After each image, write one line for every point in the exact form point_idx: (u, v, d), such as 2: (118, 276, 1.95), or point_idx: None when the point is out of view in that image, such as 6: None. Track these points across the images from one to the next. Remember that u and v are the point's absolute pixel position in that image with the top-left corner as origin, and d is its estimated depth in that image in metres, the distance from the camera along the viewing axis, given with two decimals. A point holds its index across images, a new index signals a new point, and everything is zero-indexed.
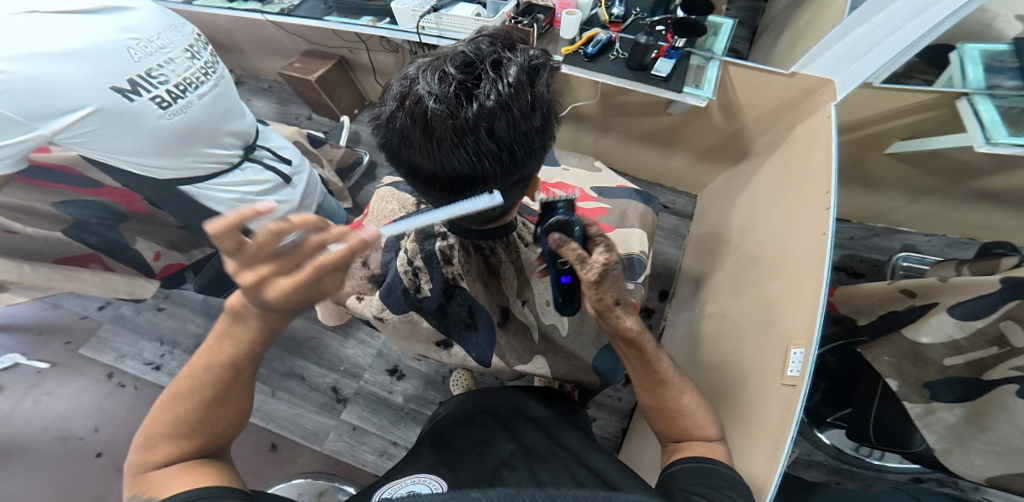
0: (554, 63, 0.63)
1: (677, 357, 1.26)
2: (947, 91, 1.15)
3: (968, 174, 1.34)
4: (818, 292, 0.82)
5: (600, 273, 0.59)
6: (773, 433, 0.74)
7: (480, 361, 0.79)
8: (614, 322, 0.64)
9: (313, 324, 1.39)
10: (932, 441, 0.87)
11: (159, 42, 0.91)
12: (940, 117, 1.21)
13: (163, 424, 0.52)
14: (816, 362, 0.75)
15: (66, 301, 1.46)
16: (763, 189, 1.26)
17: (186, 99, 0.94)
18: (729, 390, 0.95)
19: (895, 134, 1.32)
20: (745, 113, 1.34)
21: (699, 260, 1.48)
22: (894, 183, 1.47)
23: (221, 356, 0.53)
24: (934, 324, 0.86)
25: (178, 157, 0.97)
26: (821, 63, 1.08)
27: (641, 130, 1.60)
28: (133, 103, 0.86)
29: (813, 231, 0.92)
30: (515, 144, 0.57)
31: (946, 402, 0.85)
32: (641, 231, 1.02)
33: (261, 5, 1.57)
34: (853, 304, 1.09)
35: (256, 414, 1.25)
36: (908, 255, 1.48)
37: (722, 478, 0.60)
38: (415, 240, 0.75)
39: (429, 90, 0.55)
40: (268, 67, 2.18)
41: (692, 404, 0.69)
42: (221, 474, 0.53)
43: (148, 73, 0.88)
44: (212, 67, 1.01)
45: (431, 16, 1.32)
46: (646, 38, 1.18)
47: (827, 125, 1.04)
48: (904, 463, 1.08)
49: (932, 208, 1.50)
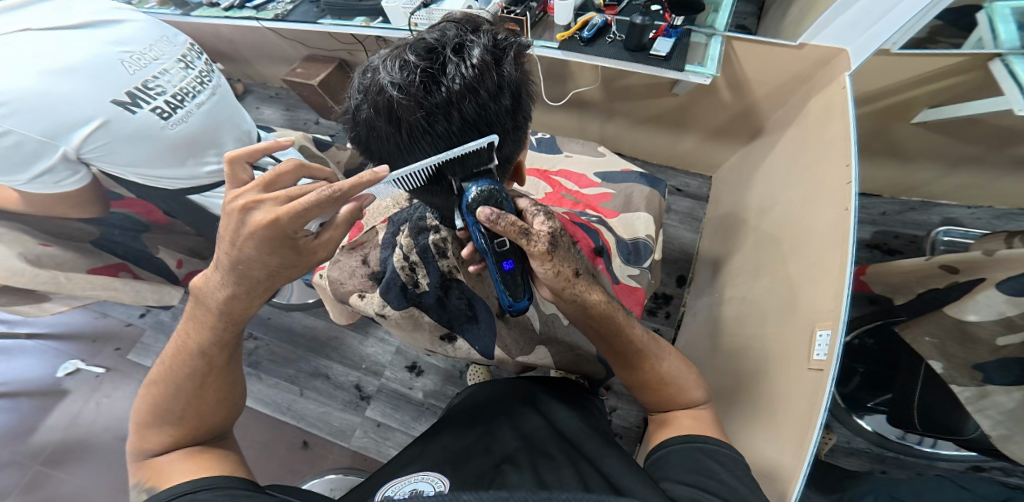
0: (524, 41, 0.61)
1: (698, 344, 1.22)
2: (982, 52, 1.07)
3: (1010, 139, 1.24)
4: (842, 271, 0.77)
5: (548, 242, 0.58)
6: (799, 421, 0.71)
7: (485, 354, 0.78)
8: (591, 301, 0.62)
9: (334, 324, 1.41)
10: (988, 427, 0.80)
11: (152, 54, 0.94)
12: (971, 80, 1.13)
13: (150, 410, 0.60)
14: (843, 344, 0.71)
15: (111, 309, 1.51)
16: (779, 166, 1.21)
17: (185, 109, 0.96)
18: (752, 376, 0.91)
19: (924, 102, 1.23)
20: (755, 89, 1.29)
21: (717, 243, 1.43)
22: (927, 153, 1.38)
23: (190, 344, 0.61)
24: (981, 301, 0.79)
25: (185, 165, 1.00)
26: (832, 31, 1.03)
27: (647, 113, 1.56)
28: (135, 114, 0.89)
29: (835, 207, 0.87)
30: (484, 125, 0.57)
31: (1002, 385, 0.78)
32: (648, 215, 0.98)
33: (256, 12, 1.60)
34: (886, 282, 1.02)
35: (287, 414, 1.29)
36: (949, 229, 1.39)
37: (714, 460, 0.60)
38: (409, 234, 0.74)
39: (391, 79, 0.54)
40: (272, 75, 2.23)
41: (672, 369, 0.69)
42: (205, 457, 0.58)
43: (145, 85, 0.91)
44: (207, 76, 1.04)
45: (422, 12, 1.31)
46: (641, 17, 1.15)
47: (844, 97, 0.99)
48: (959, 451, 1.01)
49: (972, 178, 1.40)
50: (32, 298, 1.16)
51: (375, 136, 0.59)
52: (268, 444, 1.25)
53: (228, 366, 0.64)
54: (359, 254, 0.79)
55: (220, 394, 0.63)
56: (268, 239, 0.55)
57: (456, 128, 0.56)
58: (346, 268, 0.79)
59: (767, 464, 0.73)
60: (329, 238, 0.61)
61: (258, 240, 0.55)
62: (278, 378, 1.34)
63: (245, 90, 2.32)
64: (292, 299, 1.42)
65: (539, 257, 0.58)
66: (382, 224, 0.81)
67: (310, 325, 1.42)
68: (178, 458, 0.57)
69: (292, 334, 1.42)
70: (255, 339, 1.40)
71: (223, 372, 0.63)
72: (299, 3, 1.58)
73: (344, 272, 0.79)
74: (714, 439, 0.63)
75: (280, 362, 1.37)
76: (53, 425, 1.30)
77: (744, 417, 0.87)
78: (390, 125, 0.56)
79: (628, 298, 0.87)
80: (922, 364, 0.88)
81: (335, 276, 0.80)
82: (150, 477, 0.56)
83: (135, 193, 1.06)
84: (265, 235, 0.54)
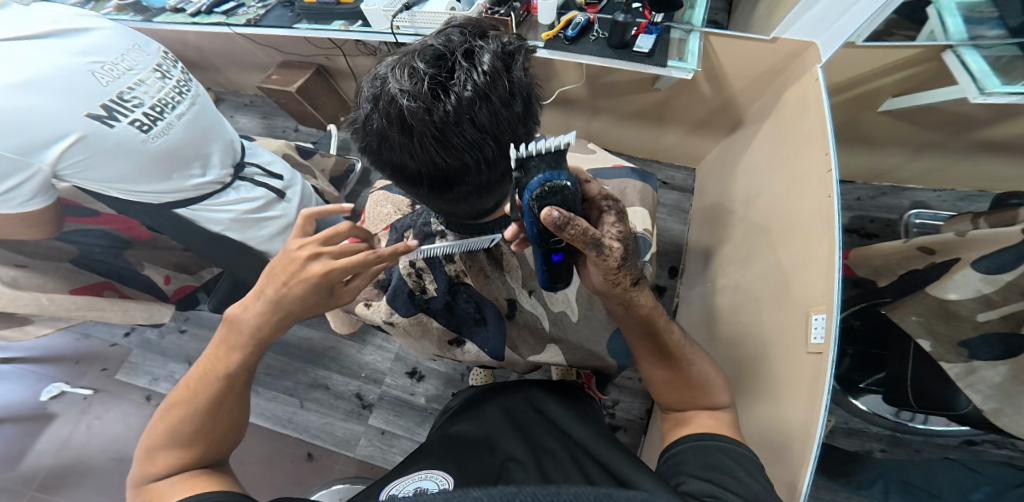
0: (529, 45, 0.61)
1: (696, 334, 1.25)
2: (935, 44, 1.12)
3: (968, 126, 1.30)
4: (832, 256, 0.80)
5: (621, 254, 0.59)
6: (806, 390, 0.73)
7: (494, 355, 0.78)
8: (640, 304, 0.66)
9: (329, 334, 1.37)
10: (980, 401, 0.83)
11: (125, 64, 0.90)
12: (928, 70, 1.19)
13: (160, 434, 0.57)
14: (839, 326, 0.73)
15: (94, 330, 1.46)
16: (761, 157, 1.23)
17: (165, 121, 0.93)
18: (752, 363, 0.93)
19: (887, 92, 1.28)
20: (732, 83, 1.32)
21: (705, 234, 1.46)
22: (893, 140, 1.43)
23: (216, 366, 0.59)
24: (959, 280, 0.83)
25: (171, 179, 0.97)
26: (801, 26, 1.07)
27: (631, 109, 1.57)
28: (113, 128, 0.86)
29: (818, 195, 0.89)
30: (498, 132, 0.56)
31: (987, 360, 0.81)
32: (643, 209, 1.00)
33: (226, 17, 1.54)
34: (869, 266, 1.05)
35: (289, 426, 1.26)
36: (920, 211, 1.45)
37: (729, 456, 0.60)
38: (414, 241, 0.75)
39: (402, 89, 0.53)
40: (245, 82, 2.17)
41: (703, 371, 0.70)
42: (207, 479, 0.55)
43: (120, 97, 0.87)
44: (185, 85, 1.00)
45: (404, 14, 1.31)
46: (623, 15, 1.17)
47: (817, 88, 1.02)
48: (951, 426, 1.04)
49: (936, 164, 1.47)
50: (12, 321, 1.10)
51: (387, 146, 0.57)
52: (270, 459, 1.22)
53: (247, 388, 0.62)
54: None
55: (234, 417, 0.61)
56: (314, 287, 0.58)
57: (471, 135, 0.54)
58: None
59: (776, 457, 0.74)
60: (357, 287, 0.65)
61: (307, 287, 0.57)
62: (276, 391, 1.31)
63: (217, 99, 2.25)
64: None
65: (608, 268, 0.59)
66: (384, 230, 0.80)
67: (306, 337, 1.38)
68: (176, 480, 0.55)
69: (287, 347, 1.38)
70: None
71: (240, 394, 0.61)
72: (271, 7, 1.54)
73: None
74: (730, 438, 0.63)
75: (277, 375, 1.33)
76: (43, 449, 1.24)
77: (748, 406, 0.88)
78: (403, 135, 0.54)
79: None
80: (912, 345, 0.89)
81: None
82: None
83: (117, 208, 1.01)
84: (317, 285, 0.58)
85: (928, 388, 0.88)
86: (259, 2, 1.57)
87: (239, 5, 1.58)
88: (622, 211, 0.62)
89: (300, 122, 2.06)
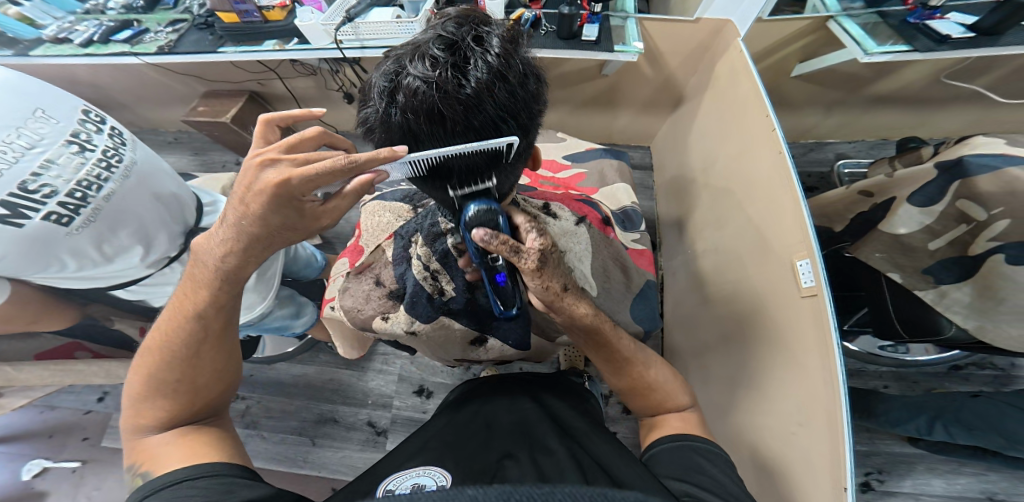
0: (521, 30, 0.63)
1: (688, 299, 1.31)
2: (818, 15, 1.24)
3: (861, 84, 1.46)
4: (796, 202, 0.86)
5: (538, 258, 0.56)
6: (814, 336, 0.78)
7: (518, 346, 0.83)
8: (579, 312, 0.62)
9: (325, 367, 1.36)
10: (961, 322, 0.87)
11: (23, 142, 0.74)
12: (820, 38, 1.31)
13: (144, 384, 0.60)
14: (823, 267, 0.78)
15: (60, 401, 1.37)
16: (707, 129, 1.31)
17: (91, 206, 0.78)
18: (749, 316, 0.99)
19: (793, 59, 1.40)
20: (670, 62, 1.37)
21: (673, 205, 1.53)
22: (808, 101, 1.57)
23: (186, 308, 0.61)
24: (903, 215, 0.86)
25: (109, 263, 0.84)
26: (717, 6, 1.13)
27: (582, 98, 1.62)
28: (22, 227, 0.72)
29: (769, 152, 0.97)
30: (517, 111, 0.57)
31: (953, 283, 0.85)
32: (625, 184, 1.08)
33: (130, 45, 1.38)
34: (822, 213, 1.07)
35: (306, 466, 1.23)
36: (847, 162, 1.58)
37: (704, 457, 0.63)
38: (425, 244, 0.77)
39: (422, 78, 0.54)
40: (166, 118, 1.99)
41: (660, 376, 0.72)
42: (198, 440, 0.59)
43: (25, 188, 0.72)
44: (115, 153, 0.83)
45: (348, 27, 1.24)
46: (568, 7, 1.20)
47: (743, 58, 1.10)
48: (932, 354, 1.20)
49: (844, 119, 1.63)
50: None
51: (415, 142, 0.58)
52: None
53: (229, 330, 0.64)
54: (370, 276, 0.81)
55: (217, 365, 0.63)
56: (276, 198, 0.55)
57: (495, 119, 0.56)
58: (360, 293, 0.80)
59: (804, 410, 0.79)
60: (335, 208, 0.61)
61: (266, 198, 0.55)
62: (284, 432, 1.28)
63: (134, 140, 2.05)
64: (267, 352, 1.32)
65: (528, 275, 0.56)
66: (388, 239, 0.82)
67: (300, 374, 1.36)
68: (171, 441, 0.58)
69: (281, 387, 1.35)
70: (244, 400, 1.33)
71: (219, 339, 0.63)
72: (185, 32, 1.41)
73: (358, 299, 0.80)
74: (704, 439, 0.66)
75: (279, 417, 1.30)
76: None
77: (757, 362, 0.95)
78: (432, 124, 0.55)
79: (640, 261, 0.95)
80: (886, 279, 0.95)
81: (350, 305, 0.80)
82: (142, 462, 0.57)
83: None
84: (273, 194, 0.55)
85: (910, 315, 0.93)
86: (166, 26, 1.42)
87: (141, 31, 1.42)
88: (544, 227, 0.59)
89: (239, 153, 1.93)
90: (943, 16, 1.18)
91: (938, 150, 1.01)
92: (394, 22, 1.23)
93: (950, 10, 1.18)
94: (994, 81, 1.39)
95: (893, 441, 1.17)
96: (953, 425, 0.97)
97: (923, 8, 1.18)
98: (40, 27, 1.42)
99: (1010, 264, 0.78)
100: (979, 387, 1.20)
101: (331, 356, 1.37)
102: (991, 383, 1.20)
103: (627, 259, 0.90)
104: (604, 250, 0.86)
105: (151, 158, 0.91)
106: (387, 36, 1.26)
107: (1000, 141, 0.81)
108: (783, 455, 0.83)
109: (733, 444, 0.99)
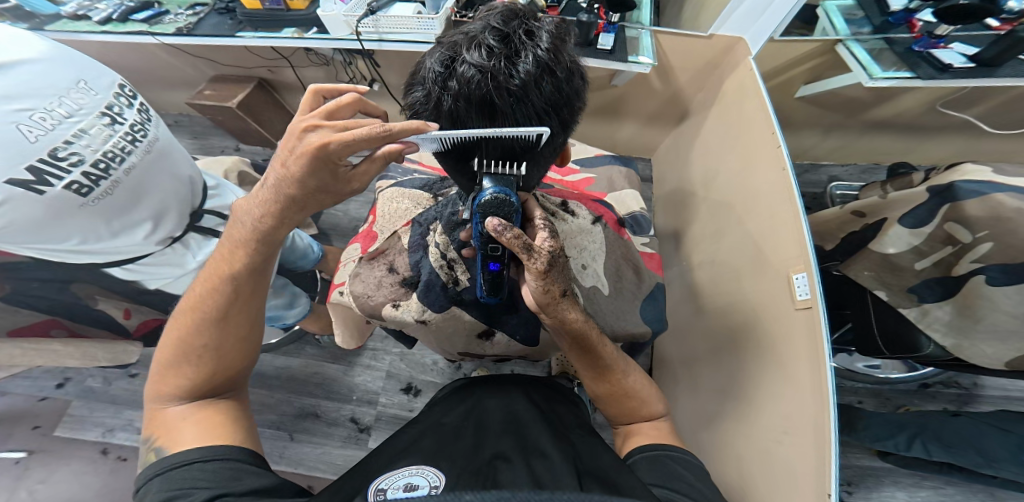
0: (568, 28, 0.65)
1: (681, 310, 1.36)
2: (828, 38, 1.29)
3: (861, 107, 1.51)
4: (798, 219, 0.89)
5: (546, 261, 0.58)
6: (807, 343, 0.82)
7: (525, 341, 0.86)
8: (570, 318, 0.64)
9: (311, 361, 1.37)
10: (940, 340, 0.91)
11: (62, 110, 0.74)
12: (827, 61, 1.36)
13: (173, 350, 0.61)
14: (820, 282, 0.81)
15: (12, 387, 1.36)
16: (712, 142, 1.35)
17: (111, 179, 0.79)
18: (743, 328, 1.03)
19: (799, 80, 1.45)
20: (679, 76, 1.41)
21: (670, 218, 1.58)
22: (806, 122, 1.63)
23: (223, 270, 0.62)
24: (893, 235, 0.91)
25: (114, 239, 0.84)
26: (731, 24, 1.18)
27: (589, 106, 1.66)
28: (43, 194, 0.72)
29: (773, 169, 1.01)
30: (558, 106, 0.60)
31: (935, 302, 0.89)
32: (634, 191, 1.12)
33: (148, 25, 1.38)
34: (816, 232, 1.12)
35: (281, 462, 1.23)
36: (838, 184, 1.64)
37: (679, 463, 0.66)
38: (444, 232, 0.80)
39: (477, 66, 0.56)
40: (168, 100, 1.99)
41: (636, 384, 0.74)
42: (213, 417, 0.60)
43: (53, 155, 0.72)
44: (141, 129, 0.84)
45: (369, 19, 1.26)
46: (587, 15, 1.23)
47: (752, 76, 1.14)
48: (906, 372, 1.26)
49: (841, 141, 1.68)
50: None
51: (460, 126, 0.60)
52: None
53: (257, 296, 0.64)
54: (383, 263, 0.84)
55: (242, 333, 0.64)
56: (314, 160, 0.57)
57: (535, 113, 0.59)
58: (372, 280, 0.82)
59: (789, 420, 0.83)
60: (365, 172, 0.63)
61: (305, 160, 0.56)
62: (263, 426, 1.29)
63: None
64: None
65: (535, 276, 0.58)
66: (405, 226, 0.86)
67: (284, 366, 1.37)
68: (188, 418, 0.59)
69: (263, 378, 1.36)
70: None
71: (249, 304, 0.64)
72: (204, 15, 1.42)
73: (369, 285, 0.82)
74: (680, 448, 0.69)
75: (260, 409, 1.30)
76: None
77: (746, 374, 0.99)
78: (478, 113, 0.58)
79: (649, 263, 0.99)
80: (870, 295, 1.00)
81: (361, 290, 0.82)
82: (160, 436, 0.58)
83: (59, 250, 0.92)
84: (313, 157, 0.56)
85: (894, 333, 0.98)
86: (186, 10, 1.43)
87: (161, 13, 1.42)
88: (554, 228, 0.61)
89: (240, 140, 1.94)
90: (946, 46, 1.23)
91: (928, 175, 1.06)
92: (414, 18, 1.24)
93: (953, 40, 1.23)
94: (984, 113, 1.46)
95: (864, 455, 1.22)
96: (931, 442, 1.01)
97: (928, 36, 1.21)
98: (57, 3, 1.42)
99: (990, 285, 0.82)
100: (945, 404, 1.26)
101: (320, 349, 1.39)
102: (956, 401, 1.26)
103: (638, 261, 0.93)
104: (615, 249, 0.90)
105: (169, 138, 0.92)
106: (408, 30, 1.29)
107: (987, 169, 0.85)
108: (766, 464, 0.87)
109: (716, 455, 1.03)
